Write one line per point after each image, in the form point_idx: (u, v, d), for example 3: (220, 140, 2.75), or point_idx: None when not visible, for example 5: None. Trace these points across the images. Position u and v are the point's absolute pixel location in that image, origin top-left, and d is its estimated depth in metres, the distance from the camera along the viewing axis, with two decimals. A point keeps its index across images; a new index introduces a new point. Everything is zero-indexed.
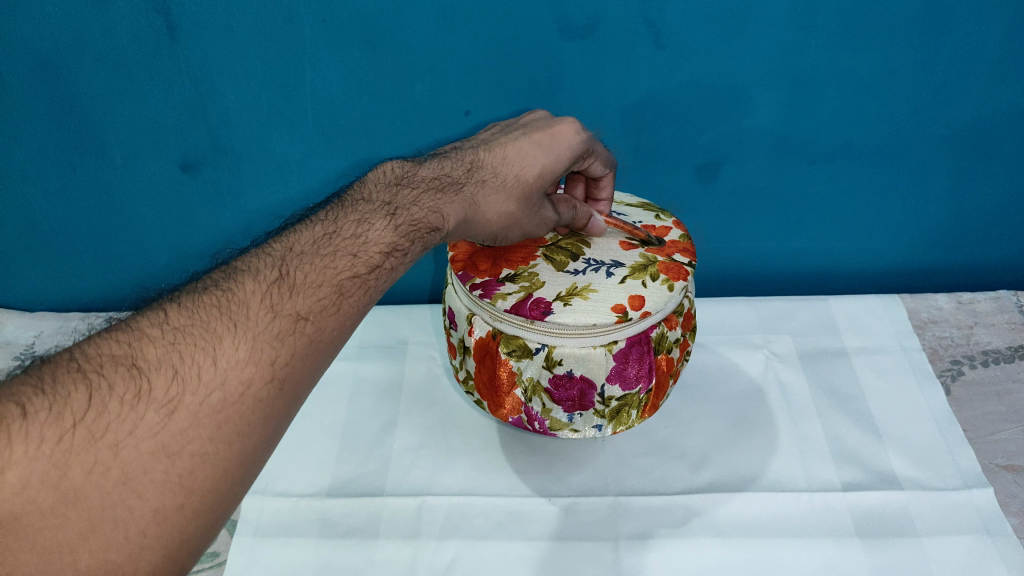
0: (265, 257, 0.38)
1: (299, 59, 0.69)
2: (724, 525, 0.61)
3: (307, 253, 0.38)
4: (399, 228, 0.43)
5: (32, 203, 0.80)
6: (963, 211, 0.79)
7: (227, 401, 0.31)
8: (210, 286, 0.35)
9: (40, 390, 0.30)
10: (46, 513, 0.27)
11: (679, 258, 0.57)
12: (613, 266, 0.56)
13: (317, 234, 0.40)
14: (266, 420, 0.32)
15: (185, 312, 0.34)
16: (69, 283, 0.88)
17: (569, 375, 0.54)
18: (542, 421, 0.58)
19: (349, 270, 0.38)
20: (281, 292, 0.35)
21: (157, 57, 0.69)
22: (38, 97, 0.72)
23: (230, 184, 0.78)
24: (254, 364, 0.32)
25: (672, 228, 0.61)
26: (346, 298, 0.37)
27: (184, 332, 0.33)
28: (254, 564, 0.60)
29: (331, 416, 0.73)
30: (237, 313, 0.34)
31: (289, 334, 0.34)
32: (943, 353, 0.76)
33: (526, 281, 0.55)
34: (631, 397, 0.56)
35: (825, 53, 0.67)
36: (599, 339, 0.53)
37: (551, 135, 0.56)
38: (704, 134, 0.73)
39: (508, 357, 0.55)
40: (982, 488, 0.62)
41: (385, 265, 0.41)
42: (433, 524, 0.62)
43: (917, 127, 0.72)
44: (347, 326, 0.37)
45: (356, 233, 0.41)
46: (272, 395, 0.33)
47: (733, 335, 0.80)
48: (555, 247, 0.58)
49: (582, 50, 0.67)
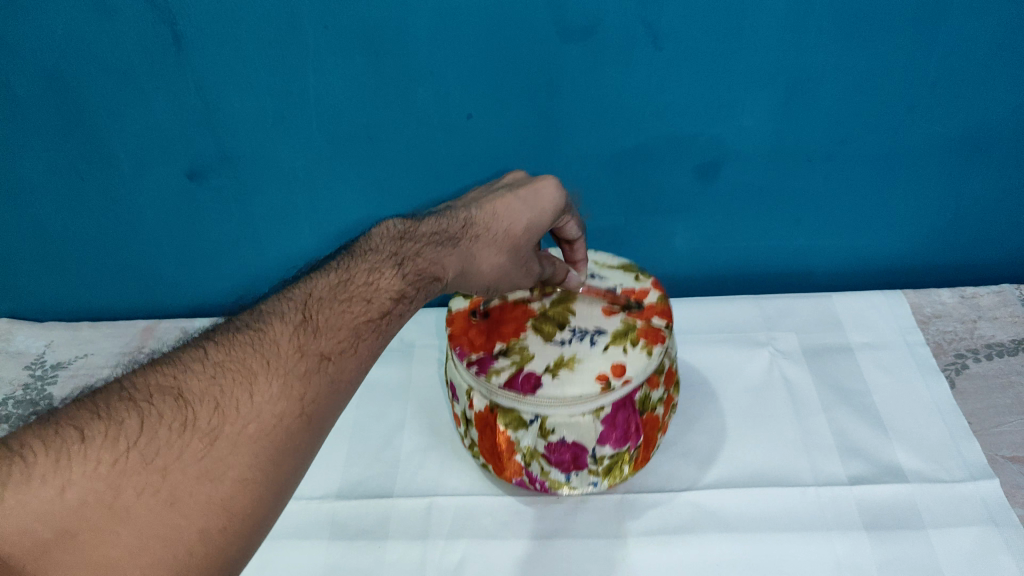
0: (289, 302, 0.41)
1: (301, 67, 0.69)
2: (733, 522, 0.62)
3: (326, 297, 0.42)
4: (406, 277, 0.46)
5: (40, 213, 0.81)
6: (963, 206, 0.79)
7: (262, 431, 0.35)
8: (244, 326, 0.39)
9: (99, 418, 0.34)
10: (104, 529, 0.31)
11: (657, 321, 0.60)
12: (595, 334, 0.59)
13: (333, 281, 0.44)
14: (295, 453, 0.36)
15: (222, 350, 0.38)
16: (82, 292, 0.88)
17: (562, 442, 0.57)
18: (543, 482, 0.61)
19: (364, 315, 0.42)
20: (306, 335, 0.39)
21: (162, 66, 0.69)
22: (46, 107, 0.72)
23: (238, 188, 0.78)
24: (284, 399, 0.36)
25: (649, 290, 0.64)
26: (363, 342, 0.41)
27: (222, 368, 0.37)
28: (265, 567, 0.60)
29: (339, 419, 0.73)
30: (269, 352, 0.38)
31: (314, 373, 0.38)
32: (946, 348, 0.76)
33: (517, 356, 0.58)
34: (621, 454, 0.59)
35: (820, 52, 0.68)
36: (587, 408, 0.55)
37: (535, 191, 0.55)
38: (703, 134, 0.73)
39: (506, 428, 0.58)
40: (988, 479, 0.63)
41: (395, 312, 0.44)
42: (442, 525, 0.63)
43: (915, 123, 0.73)
44: (364, 368, 0.40)
45: (367, 280, 0.45)
46: (301, 429, 0.36)
47: (737, 334, 0.80)
48: (543, 319, 0.61)
49: (582, 53, 0.68)
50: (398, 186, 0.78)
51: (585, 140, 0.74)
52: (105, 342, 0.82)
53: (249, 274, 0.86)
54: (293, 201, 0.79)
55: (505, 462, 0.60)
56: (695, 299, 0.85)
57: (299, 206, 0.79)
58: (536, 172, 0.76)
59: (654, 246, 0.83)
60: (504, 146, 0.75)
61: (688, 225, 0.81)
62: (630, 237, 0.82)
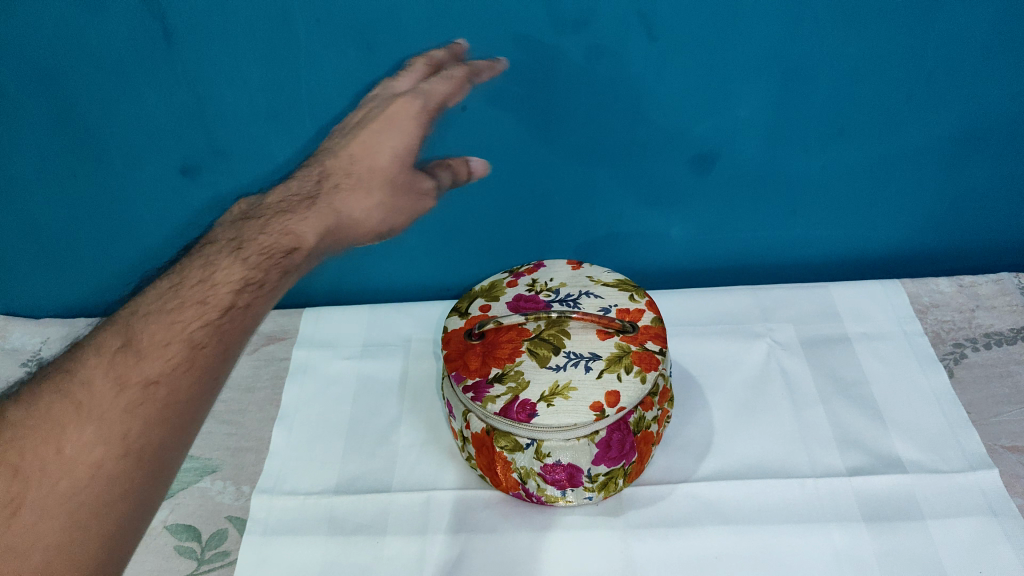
0: (109, 329, 0.53)
1: (295, 60, 0.69)
2: (732, 513, 0.62)
3: (153, 314, 0.54)
4: (249, 265, 0.61)
5: (33, 210, 0.80)
6: (961, 195, 0.79)
7: (73, 486, 0.44)
8: (54, 370, 0.50)
9: None
10: None
11: (651, 346, 0.62)
12: (590, 359, 0.61)
13: (167, 290, 0.57)
14: (117, 487, 0.46)
15: (31, 400, 0.47)
16: (74, 290, 0.87)
17: (558, 463, 0.58)
18: (540, 498, 0.61)
19: (200, 322, 0.54)
20: (125, 366, 0.50)
21: (152, 60, 0.69)
22: (37, 103, 0.72)
23: (232, 183, 0.77)
24: (98, 447, 0.46)
25: (645, 310, 0.65)
26: (199, 352, 0.53)
27: (35, 424, 0.46)
28: (264, 563, 0.60)
29: (336, 414, 0.73)
30: (80, 396, 0.48)
31: (137, 406, 0.48)
32: (945, 337, 0.76)
33: (512, 381, 0.60)
34: (616, 471, 0.60)
35: (816, 41, 0.68)
36: (582, 432, 0.57)
37: (388, 120, 0.71)
38: (699, 125, 0.73)
39: (503, 450, 0.59)
40: (986, 469, 0.63)
41: (236, 305, 0.57)
42: (440, 519, 0.63)
43: (912, 110, 0.73)
44: (196, 372, 0.52)
45: (205, 279, 0.58)
46: (116, 466, 0.47)
47: (735, 325, 0.79)
48: (539, 339, 0.63)
49: (578, 44, 0.68)
50: None
51: (580, 131, 0.73)
52: None
53: None
54: None
55: (502, 478, 0.61)
56: (693, 290, 0.84)
57: None
58: (531, 164, 0.76)
59: (651, 239, 0.82)
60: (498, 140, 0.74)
61: (685, 216, 0.80)
62: (626, 229, 0.81)
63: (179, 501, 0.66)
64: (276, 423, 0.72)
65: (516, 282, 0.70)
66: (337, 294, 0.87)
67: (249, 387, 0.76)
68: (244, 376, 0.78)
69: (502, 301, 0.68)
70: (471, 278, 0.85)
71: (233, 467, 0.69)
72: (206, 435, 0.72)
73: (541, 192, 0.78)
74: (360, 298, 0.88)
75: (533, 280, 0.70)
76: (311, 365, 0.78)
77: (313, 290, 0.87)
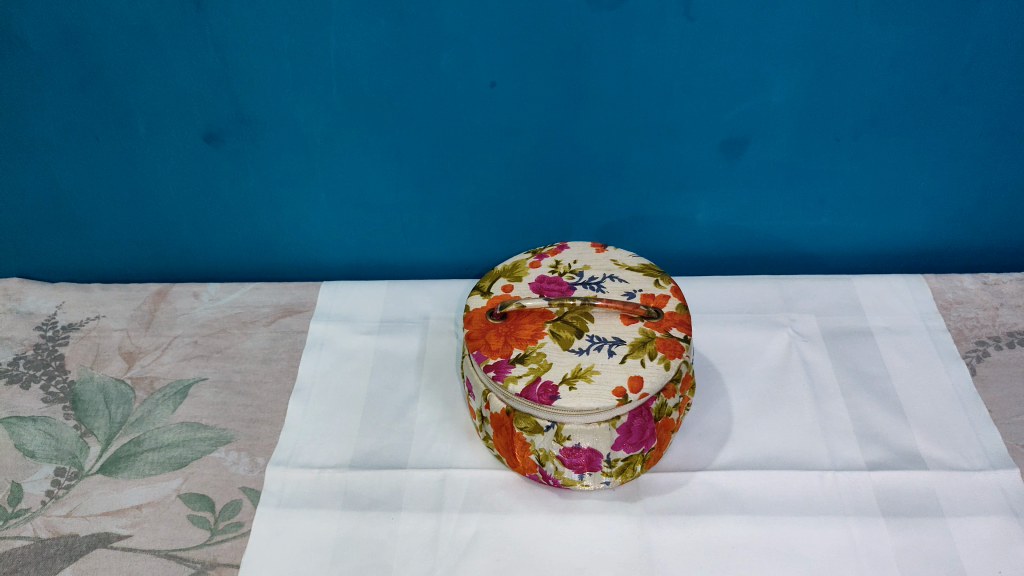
0: None
1: (324, 28, 0.67)
2: (749, 503, 0.61)
3: None
4: None
5: (54, 174, 0.79)
6: (990, 192, 0.78)
7: None
8: None
9: None
10: None
11: (676, 333, 0.61)
12: (614, 343, 0.60)
13: None
14: None
15: None
16: (92, 254, 0.86)
17: (578, 446, 0.58)
18: (556, 480, 0.61)
19: None
20: None
21: (181, 25, 0.68)
22: (61, 64, 0.71)
23: (256, 152, 0.76)
24: None
25: (670, 296, 0.64)
26: None
27: None
28: (278, 535, 0.60)
29: (353, 388, 0.73)
30: None
31: None
32: (968, 334, 0.75)
33: (535, 362, 0.59)
34: (635, 456, 0.59)
35: (855, 28, 0.67)
36: (603, 416, 0.57)
37: None
38: (731, 110, 0.72)
39: (522, 431, 0.59)
40: (1008, 469, 0.62)
41: None
42: (455, 498, 0.62)
43: (946, 102, 0.72)
44: None
45: None
46: None
47: (756, 314, 0.78)
48: (562, 323, 0.62)
49: (613, 23, 0.66)
50: (416, 156, 0.76)
51: (610, 111, 0.72)
52: (118, 306, 0.81)
53: (260, 239, 0.84)
54: (309, 167, 0.77)
55: (519, 460, 0.61)
56: (713, 277, 0.83)
57: (314, 171, 0.77)
58: (557, 144, 0.75)
59: (674, 223, 0.81)
60: (526, 118, 0.73)
61: (710, 201, 0.79)
62: (650, 212, 0.80)
63: (194, 470, 0.65)
64: (292, 395, 0.72)
65: (539, 263, 0.69)
66: (357, 267, 0.86)
67: (266, 359, 0.76)
68: (260, 348, 0.77)
69: (525, 281, 0.67)
70: (492, 257, 0.84)
71: (248, 437, 0.68)
72: (221, 405, 0.71)
73: (567, 172, 0.77)
74: (379, 273, 0.87)
75: (556, 262, 0.69)
76: (328, 339, 0.77)
77: (332, 262, 0.86)
